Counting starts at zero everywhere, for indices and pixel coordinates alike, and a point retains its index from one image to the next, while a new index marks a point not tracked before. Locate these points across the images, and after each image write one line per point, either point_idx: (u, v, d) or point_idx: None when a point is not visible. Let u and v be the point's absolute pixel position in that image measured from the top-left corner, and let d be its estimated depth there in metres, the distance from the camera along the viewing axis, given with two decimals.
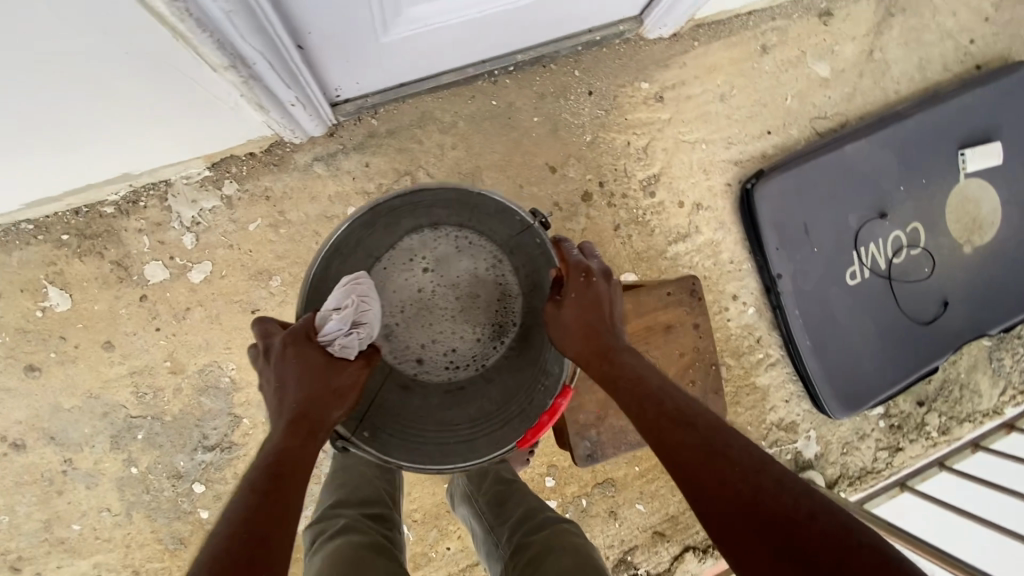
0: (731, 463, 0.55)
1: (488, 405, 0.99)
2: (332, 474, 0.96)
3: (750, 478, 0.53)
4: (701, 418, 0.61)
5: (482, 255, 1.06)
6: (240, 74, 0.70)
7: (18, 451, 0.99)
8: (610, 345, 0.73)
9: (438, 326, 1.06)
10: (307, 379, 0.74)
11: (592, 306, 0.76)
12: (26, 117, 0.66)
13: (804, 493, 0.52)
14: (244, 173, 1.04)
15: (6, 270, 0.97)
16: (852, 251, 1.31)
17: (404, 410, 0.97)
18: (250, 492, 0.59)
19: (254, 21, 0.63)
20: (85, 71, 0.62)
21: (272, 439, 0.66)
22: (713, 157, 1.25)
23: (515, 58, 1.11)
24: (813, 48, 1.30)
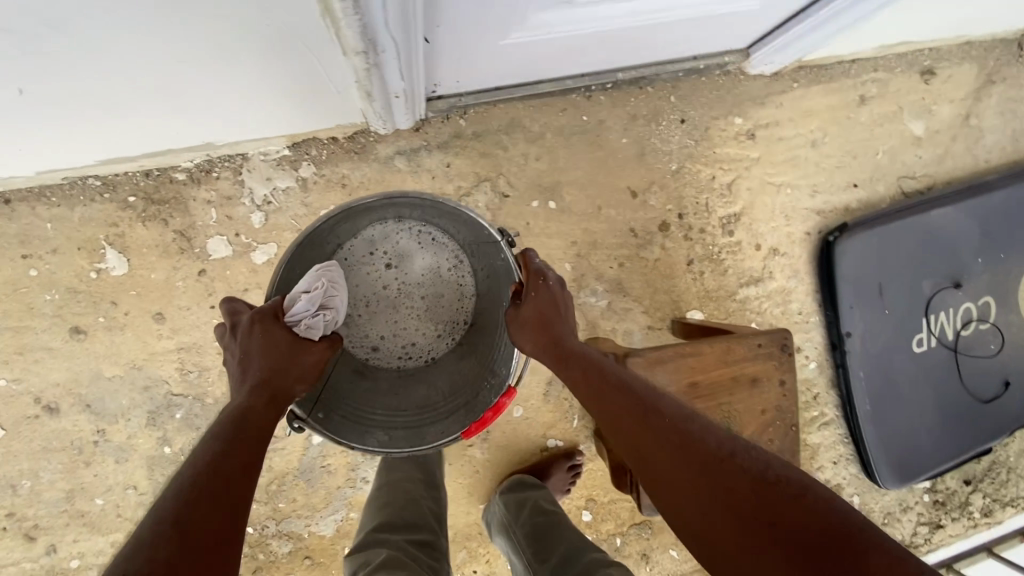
0: (704, 452, 0.59)
1: (432, 395, 0.95)
2: (378, 493, 0.91)
3: (723, 463, 0.57)
4: (671, 413, 0.64)
5: (444, 254, 1.00)
6: (365, 62, 0.66)
7: (51, 414, 0.95)
8: (566, 348, 0.74)
9: (397, 319, 1.00)
10: (274, 353, 0.70)
11: (547, 309, 0.77)
12: (127, 70, 0.62)
13: (783, 473, 0.55)
14: (323, 158, 0.99)
15: (65, 225, 0.93)
16: (922, 318, 1.27)
17: (350, 395, 0.91)
18: (212, 457, 0.57)
19: (401, 9, 0.58)
20: (215, 30, 0.57)
21: (233, 407, 0.63)
22: (796, 203, 1.20)
23: (615, 75, 1.07)
24: (910, 105, 1.26)
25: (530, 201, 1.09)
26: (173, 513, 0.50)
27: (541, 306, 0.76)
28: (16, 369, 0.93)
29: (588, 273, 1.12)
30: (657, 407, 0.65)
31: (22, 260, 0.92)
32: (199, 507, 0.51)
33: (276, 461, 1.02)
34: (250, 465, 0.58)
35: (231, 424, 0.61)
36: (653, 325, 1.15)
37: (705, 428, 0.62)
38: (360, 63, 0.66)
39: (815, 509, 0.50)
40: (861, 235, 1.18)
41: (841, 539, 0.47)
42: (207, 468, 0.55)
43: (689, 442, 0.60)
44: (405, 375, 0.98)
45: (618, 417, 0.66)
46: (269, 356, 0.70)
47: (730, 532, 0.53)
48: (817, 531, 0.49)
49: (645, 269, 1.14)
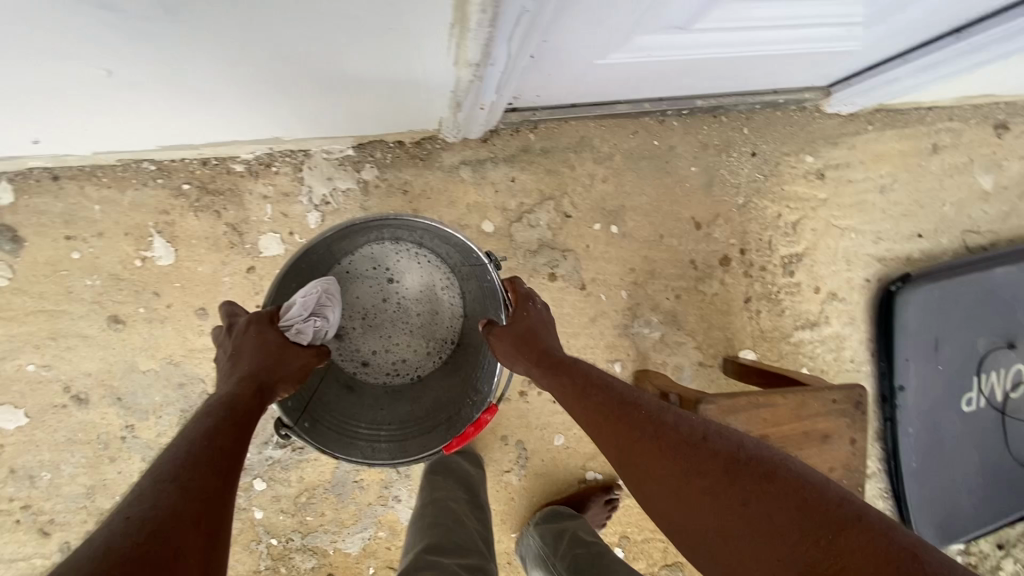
0: (680, 438, 0.60)
1: (419, 410, 0.91)
2: (424, 509, 0.84)
3: (698, 448, 0.59)
4: (645, 403, 0.66)
5: (434, 275, 0.95)
6: (473, 72, 0.62)
7: (80, 405, 0.89)
8: (552, 358, 0.74)
9: (388, 336, 0.96)
10: (266, 350, 0.69)
11: (533, 324, 0.78)
12: (224, 70, 0.58)
13: (753, 452, 0.58)
14: (387, 161, 0.95)
15: (113, 208, 0.88)
16: (973, 376, 1.23)
17: (338, 405, 0.88)
18: (203, 431, 0.56)
19: (530, 26, 0.54)
20: (333, 36, 0.53)
21: (219, 397, 0.61)
22: (859, 249, 1.17)
23: (693, 102, 1.03)
24: (981, 158, 1.23)
25: (592, 223, 1.05)
26: (163, 481, 0.49)
27: (529, 323, 0.78)
28: (46, 355, 0.88)
29: (643, 302, 1.08)
30: (632, 400, 0.67)
31: (63, 241, 0.87)
32: (192, 476, 0.50)
33: (308, 472, 0.97)
34: (239, 443, 0.58)
35: (222, 406, 0.60)
36: (704, 362, 1.11)
37: (678, 415, 0.64)
38: (467, 71, 0.61)
39: (787, 486, 0.53)
40: (924, 287, 1.14)
41: (817, 515, 0.50)
42: (198, 443, 0.54)
43: (664, 429, 0.62)
44: (393, 391, 0.94)
45: (597, 413, 0.67)
46: (261, 349, 0.69)
47: (710, 513, 0.55)
48: (792, 507, 0.51)
49: (702, 303, 1.10)
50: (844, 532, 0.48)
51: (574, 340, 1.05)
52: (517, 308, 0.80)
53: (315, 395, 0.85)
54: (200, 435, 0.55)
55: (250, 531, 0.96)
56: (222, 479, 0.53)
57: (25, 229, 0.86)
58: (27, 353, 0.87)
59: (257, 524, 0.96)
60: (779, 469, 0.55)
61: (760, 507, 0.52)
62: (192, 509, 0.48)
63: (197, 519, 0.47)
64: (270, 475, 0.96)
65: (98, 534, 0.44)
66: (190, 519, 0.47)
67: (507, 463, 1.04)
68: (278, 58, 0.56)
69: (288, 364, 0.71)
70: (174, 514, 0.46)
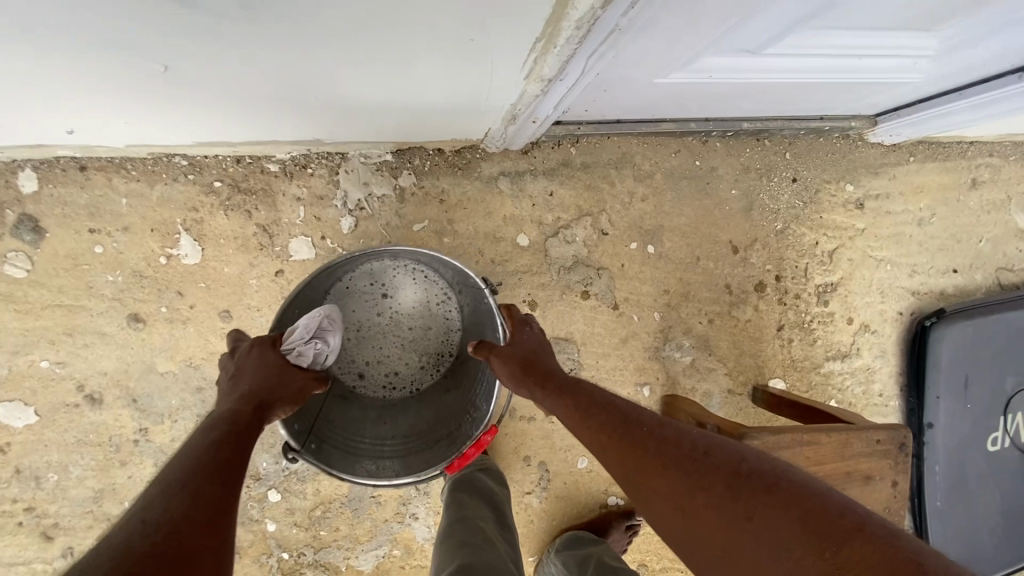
0: (681, 454, 0.56)
1: (423, 424, 0.86)
2: (449, 531, 0.80)
3: (699, 463, 0.54)
4: (647, 419, 0.62)
5: (431, 291, 0.89)
6: (539, 79, 0.58)
7: (93, 405, 0.86)
8: (551, 378, 0.71)
9: (382, 347, 0.89)
10: (269, 368, 0.65)
11: (531, 346, 0.76)
12: (283, 73, 0.55)
13: (759, 463, 0.52)
14: (425, 169, 0.92)
15: (141, 202, 0.84)
16: (1001, 416, 1.20)
17: (340, 421, 0.82)
18: (206, 441, 0.52)
19: (614, 44, 0.52)
20: (407, 47, 0.51)
21: (218, 414, 0.57)
22: (894, 281, 1.15)
23: (739, 125, 1.01)
24: (1019, 196, 1.21)
25: (628, 242, 1.02)
26: (169, 489, 0.45)
27: (529, 346, 0.76)
28: (61, 352, 0.84)
29: (676, 325, 1.05)
30: (632, 416, 0.63)
31: (87, 233, 0.83)
32: (200, 484, 0.46)
33: (324, 485, 0.93)
34: (245, 450, 0.54)
35: (224, 420, 0.56)
36: (734, 389, 1.09)
37: (684, 430, 0.59)
38: (532, 75, 0.58)
39: (790, 497, 0.47)
40: (959, 324, 1.12)
41: (822, 529, 0.44)
42: (204, 450, 0.51)
43: (663, 445, 0.57)
44: (388, 405, 0.88)
45: (596, 433, 0.63)
46: (264, 365, 0.65)
47: (715, 535, 0.49)
48: (793, 519, 0.45)
49: (734, 329, 1.08)
50: (850, 546, 0.42)
51: (604, 360, 1.03)
52: (515, 331, 0.78)
53: (320, 414, 0.80)
54: (201, 445, 0.51)
55: (262, 544, 0.92)
56: (231, 486, 0.48)
57: (47, 219, 0.82)
58: (42, 349, 0.84)
59: (269, 536, 0.93)
60: (785, 480, 0.49)
61: (762, 522, 0.47)
62: (202, 517, 0.44)
63: (208, 526, 0.43)
64: (285, 487, 0.92)
65: (109, 538, 0.41)
66: (199, 531, 0.43)
67: (528, 484, 1.01)
68: (344, 62, 0.53)
69: (292, 384, 0.66)
70: (184, 521, 0.43)
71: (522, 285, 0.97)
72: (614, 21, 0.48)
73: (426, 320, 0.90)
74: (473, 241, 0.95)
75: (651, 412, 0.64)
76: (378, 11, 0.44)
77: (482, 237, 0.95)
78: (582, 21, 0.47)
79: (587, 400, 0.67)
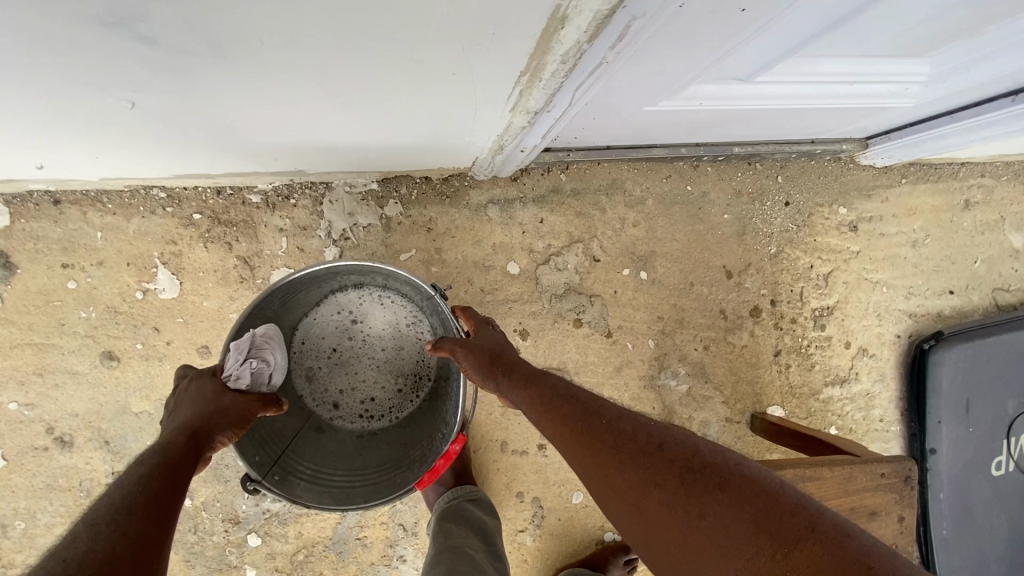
0: (631, 446, 0.53)
1: (401, 451, 0.80)
2: (436, 561, 0.75)
3: (649, 458, 0.52)
4: (600, 408, 0.59)
5: (401, 315, 0.85)
6: (527, 111, 0.56)
7: (62, 448, 0.82)
8: (510, 368, 0.66)
9: (359, 375, 0.85)
10: (212, 399, 0.62)
11: (494, 343, 0.70)
12: (255, 110, 0.53)
13: (705, 454, 0.51)
14: (412, 197, 0.90)
15: (117, 236, 0.81)
16: (1004, 439, 1.18)
17: (314, 453, 0.78)
18: (138, 474, 0.49)
19: (599, 79, 0.51)
20: (382, 83, 0.49)
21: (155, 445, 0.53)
22: (891, 304, 1.14)
23: (730, 149, 1.00)
24: (1012, 216, 1.20)
25: (621, 269, 1.00)
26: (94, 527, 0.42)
27: (492, 343, 0.70)
28: (31, 394, 0.80)
29: (671, 352, 1.03)
30: (589, 406, 0.59)
31: (59, 269, 0.80)
32: (130, 517, 0.43)
33: (307, 527, 0.89)
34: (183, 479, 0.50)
35: (161, 450, 0.52)
36: (732, 418, 1.06)
37: (634, 419, 0.57)
38: (520, 106, 0.56)
39: (743, 495, 0.46)
40: (958, 347, 1.10)
41: (770, 528, 0.44)
42: (134, 483, 0.47)
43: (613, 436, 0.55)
44: (368, 437, 0.83)
45: (549, 423, 0.59)
46: (206, 396, 0.62)
47: (669, 532, 0.48)
48: (747, 519, 0.45)
49: (731, 355, 1.06)
50: (804, 547, 0.42)
51: (598, 390, 1.00)
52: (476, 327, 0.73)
53: (290, 446, 0.75)
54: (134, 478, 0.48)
55: None
56: (162, 515, 0.45)
57: (17, 255, 0.79)
58: (10, 390, 0.80)
59: None
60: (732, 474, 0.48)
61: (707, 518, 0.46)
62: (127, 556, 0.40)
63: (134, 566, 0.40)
64: (266, 530, 0.88)
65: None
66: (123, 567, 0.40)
67: (521, 521, 0.97)
68: (317, 99, 0.51)
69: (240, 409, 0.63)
70: (109, 563, 0.39)
71: (513, 313, 0.95)
72: (599, 57, 0.46)
73: (398, 346, 0.85)
74: (461, 269, 0.92)
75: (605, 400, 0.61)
76: (349, 47, 0.42)
77: (471, 266, 0.93)
78: (565, 56, 0.45)
79: (546, 393, 0.62)
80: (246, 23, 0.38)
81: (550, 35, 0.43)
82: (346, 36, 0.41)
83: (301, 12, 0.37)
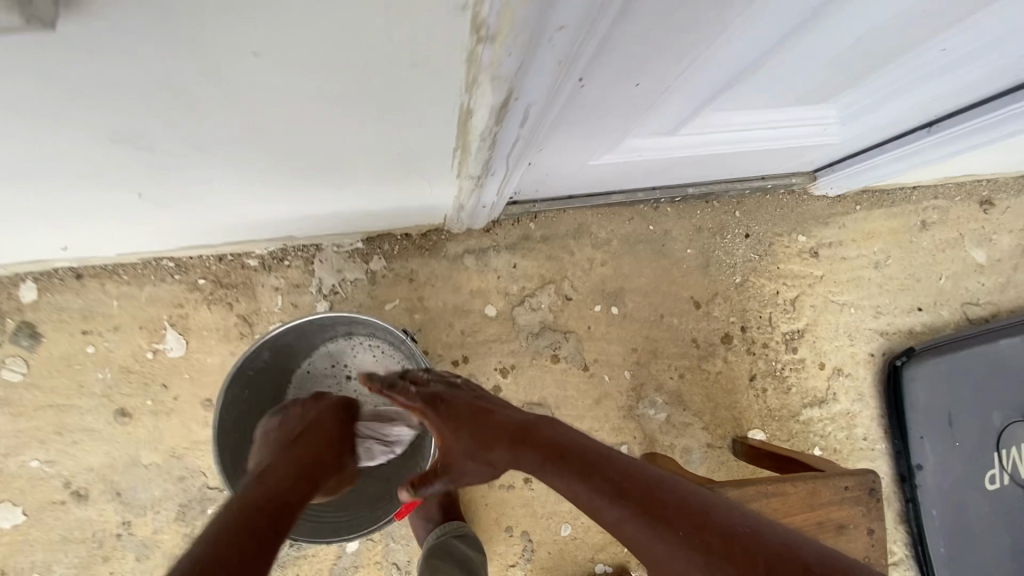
0: (681, 529, 0.51)
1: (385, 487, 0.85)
2: None
3: (702, 543, 0.50)
4: (633, 474, 0.58)
5: (389, 360, 0.91)
6: (471, 176, 0.65)
7: (79, 501, 0.88)
8: (502, 441, 0.64)
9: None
10: (325, 432, 0.68)
11: (461, 412, 0.67)
12: (243, 191, 0.63)
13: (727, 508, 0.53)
14: (394, 252, 0.99)
15: (131, 304, 0.91)
16: (994, 452, 1.18)
17: None
18: (259, 490, 0.53)
19: (525, 147, 0.58)
20: (344, 164, 0.58)
21: (278, 466, 0.59)
22: (860, 324, 1.18)
23: (686, 190, 1.08)
24: (971, 232, 1.26)
25: (593, 305, 1.07)
26: (220, 530, 0.46)
27: (459, 412, 0.67)
28: (52, 451, 0.88)
29: (648, 382, 1.08)
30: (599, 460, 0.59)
31: (80, 335, 0.90)
32: (250, 529, 0.47)
33: (305, 569, 0.94)
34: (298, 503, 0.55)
35: (284, 477, 0.57)
36: (713, 443, 1.10)
37: (669, 489, 0.55)
38: (463, 173, 0.64)
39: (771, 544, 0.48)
40: (929, 361, 1.14)
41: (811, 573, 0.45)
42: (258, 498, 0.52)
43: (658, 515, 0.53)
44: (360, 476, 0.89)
45: (585, 503, 0.57)
46: (319, 428, 0.68)
47: None
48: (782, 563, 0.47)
49: (706, 382, 1.10)
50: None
51: (579, 423, 1.04)
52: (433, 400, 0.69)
53: None
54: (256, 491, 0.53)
55: None
56: (277, 534, 0.49)
57: (43, 324, 0.89)
58: (33, 449, 0.88)
59: None
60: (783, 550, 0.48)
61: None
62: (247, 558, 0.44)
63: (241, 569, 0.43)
64: None
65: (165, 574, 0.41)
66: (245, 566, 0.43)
67: (512, 556, 1.00)
68: (293, 179, 0.61)
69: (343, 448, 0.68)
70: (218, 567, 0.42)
71: (493, 353, 1.01)
72: (516, 134, 0.54)
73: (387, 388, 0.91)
74: (441, 315, 1.00)
75: (635, 464, 0.59)
76: (311, 141, 0.52)
77: (451, 311, 1.00)
78: (482, 138, 0.53)
79: (569, 466, 0.59)
80: (224, 130, 0.47)
81: (465, 120, 0.50)
82: (309, 134, 0.50)
83: (266, 121, 0.47)
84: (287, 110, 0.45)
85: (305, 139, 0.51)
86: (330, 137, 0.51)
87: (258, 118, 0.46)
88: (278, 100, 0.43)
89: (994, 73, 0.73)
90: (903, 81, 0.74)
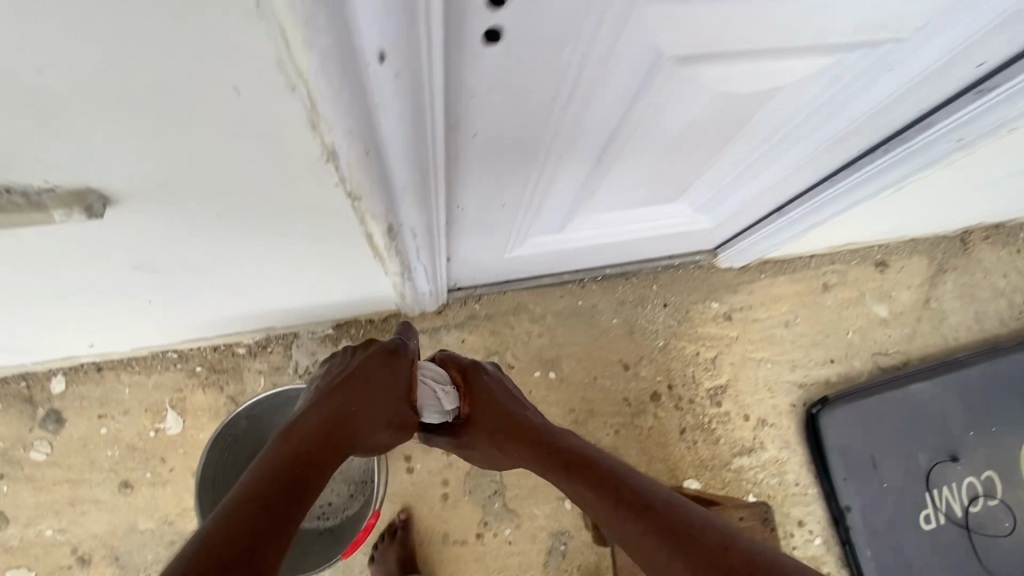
0: (700, 549, 0.57)
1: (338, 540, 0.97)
2: None
3: (721, 564, 0.54)
4: (645, 492, 0.68)
5: None
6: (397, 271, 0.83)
7: (83, 567, 1.02)
8: (545, 447, 0.77)
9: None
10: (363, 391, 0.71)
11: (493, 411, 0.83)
12: (225, 295, 0.84)
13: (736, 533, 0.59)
14: (360, 335, 1.18)
15: (139, 390, 1.10)
16: (925, 492, 1.28)
17: None
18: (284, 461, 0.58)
19: (430, 250, 0.80)
20: (297, 272, 0.80)
21: (317, 418, 0.66)
22: (778, 377, 1.33)
23: (604, 270, 1.30)
24: (871, 290, 1.44)
25: (533, 371, 1.23)
26: (242, 502, 0.52)
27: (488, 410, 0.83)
28: (65, 521, 1.03)
29: (587, 438, 1.22)
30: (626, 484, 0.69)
31: (96, 418, 1.08)
32: (274, 500, 0.53)
33: None
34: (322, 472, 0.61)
35: (319, 429, 0.65)
36: None
37: (694, 514, 0.63)
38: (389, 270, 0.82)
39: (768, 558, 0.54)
40: (843, 408, 1.27)
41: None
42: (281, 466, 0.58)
43: (651, 527, 0.63)
44: (326, 532, 1.01)
45: (614, 521, 0.66)
46: (357, 392, 0.71)
47: None
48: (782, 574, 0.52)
49: (640, 436, 1.24)
50: None
51: (525, 478, 1.18)
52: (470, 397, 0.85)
53: None
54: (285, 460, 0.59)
55: None
56: (299, 496, 0.56)
57: (67, 411, 1.07)
58: (48, 520, 1.03)
59: None
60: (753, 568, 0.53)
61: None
62: (265, 529, 0.50)
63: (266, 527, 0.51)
64: None
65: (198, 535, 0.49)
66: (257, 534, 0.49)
67: None
68: (261, 284, 0.82)
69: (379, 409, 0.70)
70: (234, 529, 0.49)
71: None
72: (415, 245, 0.75)
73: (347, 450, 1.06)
74: None
75: (663, 491, 0.68)
76: (270, 262, 0.73)
77: None
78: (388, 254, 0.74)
79: (605, 488, 0.69)
80: (207, 258, 0.68)
81: (371, 243, 0.72)
82: (268, 258, 0.72)
83: (237, 255, 0.68)
84: (249, 248, 0.67)
85: (265, 261, 0.73)
86: (283, 258, 0.73)
87: (230, 253, 0.68)
88: (242, 245, 0.65)
89: (796, 179, 0.90)
90: (737, 196, 0.95)
